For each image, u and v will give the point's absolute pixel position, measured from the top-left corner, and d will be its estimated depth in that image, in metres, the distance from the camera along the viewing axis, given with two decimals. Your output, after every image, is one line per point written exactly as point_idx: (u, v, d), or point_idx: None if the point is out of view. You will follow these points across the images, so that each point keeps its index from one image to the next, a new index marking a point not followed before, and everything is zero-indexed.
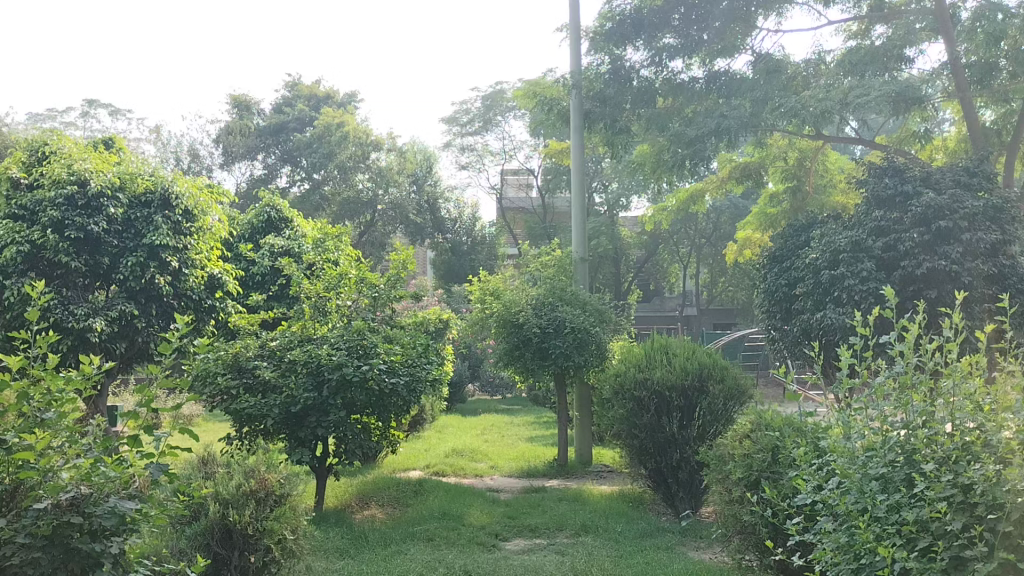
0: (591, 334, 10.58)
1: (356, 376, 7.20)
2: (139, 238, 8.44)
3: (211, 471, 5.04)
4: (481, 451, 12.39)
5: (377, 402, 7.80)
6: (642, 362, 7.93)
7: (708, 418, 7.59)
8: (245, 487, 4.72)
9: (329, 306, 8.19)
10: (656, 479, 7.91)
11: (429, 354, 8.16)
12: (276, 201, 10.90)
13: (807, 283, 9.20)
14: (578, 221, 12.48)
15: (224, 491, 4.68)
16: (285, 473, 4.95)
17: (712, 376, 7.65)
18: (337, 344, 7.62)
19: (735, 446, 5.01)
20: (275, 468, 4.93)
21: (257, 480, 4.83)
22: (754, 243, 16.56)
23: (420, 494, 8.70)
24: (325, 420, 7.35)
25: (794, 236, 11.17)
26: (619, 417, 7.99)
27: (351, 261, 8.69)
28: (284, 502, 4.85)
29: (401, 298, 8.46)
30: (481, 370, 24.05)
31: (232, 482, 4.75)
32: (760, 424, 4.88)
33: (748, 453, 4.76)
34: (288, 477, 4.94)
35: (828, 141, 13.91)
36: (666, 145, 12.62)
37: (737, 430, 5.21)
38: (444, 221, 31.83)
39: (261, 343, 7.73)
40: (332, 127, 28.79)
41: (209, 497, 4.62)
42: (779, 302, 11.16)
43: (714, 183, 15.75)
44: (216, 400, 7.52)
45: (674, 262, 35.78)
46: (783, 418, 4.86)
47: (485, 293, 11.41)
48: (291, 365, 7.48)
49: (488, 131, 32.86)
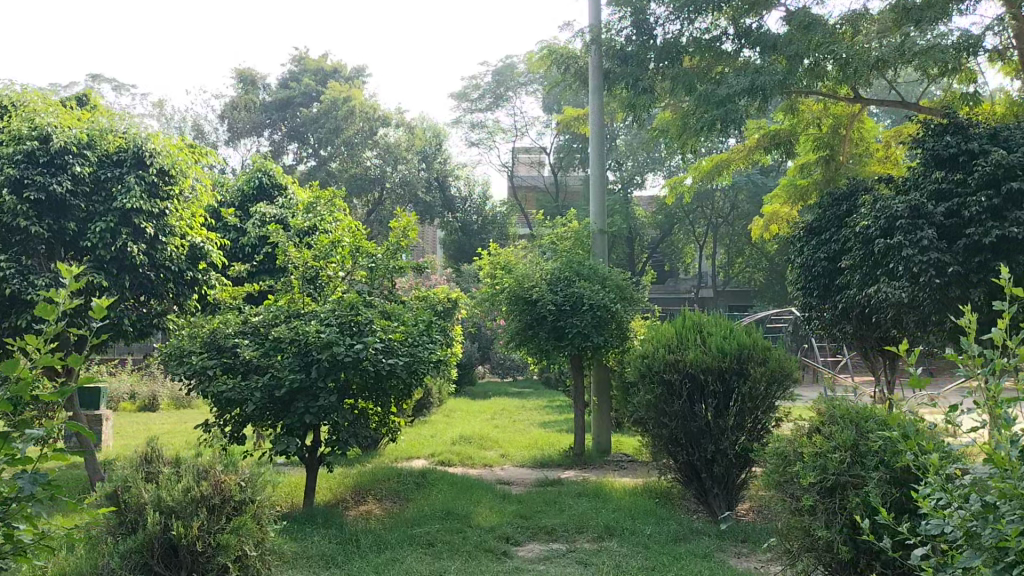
0: (611, 312, 9.68)
1: (349, 357, 6.31)
2: (110, 202, 7.62)
3: (157, 474, 4.29)
4: (490, 438, 11.53)
5: (374, 386, 6.93)
6: (672, 342, 7.00)
7: (749, 405, 6.68)
8: (194, 492, 4.08)
9: (320, 277, 7.30)
10: (688, 472, 7.03)
11: (432, 332, 7.26)
12: (269, 166, 10.04)
13: (856, 253, 8.23)
14: (597, 190, 11.57)
15: (170, 496, 4.07)
16: (244, 475, 4.33)
17: (753, 358, 6.72)
18: (327, 320, 6.72)
19: (800, 443, 4.11)
20: (234, 469, 4.31)
21: (210, 484, 4.19)
22: (782, 217, 15.60)
23: (422, 488, 7.86)
24: (314, 406, 6.47)
25: (835, 205, 10.18)
26: (645, 403, 7.09)
27: (347, 229, 7.79)
28: (244, 511, 4.22)
29: (403, 271, 7.56)
30: (492, 353, 23.20)
31: (180, 486, 4.09)
32: (834, 416, 3.98)
33: (819, 453, 3.87)
34: (249, 479, 4.31)
35: (867, 103, 12.94)
36: (692, 109, 11.61)
37: (801, 422, 4.31)
38: (453, 199, 31.08)
39: (242, 318, 6.87)
40: (339, 102, 27.85)
41: (149, 505, 4.02)
42: (818, 277, 10.21)
43: (741, 154, 14.46)
44: (192, 382, 6.67)
45: (690, 242, 34.82)
46: (862, 410, 3.96)
47: (495, 267, 10.50)
48: (276, 344, 6.60)
49: (498, 107, 31.81)
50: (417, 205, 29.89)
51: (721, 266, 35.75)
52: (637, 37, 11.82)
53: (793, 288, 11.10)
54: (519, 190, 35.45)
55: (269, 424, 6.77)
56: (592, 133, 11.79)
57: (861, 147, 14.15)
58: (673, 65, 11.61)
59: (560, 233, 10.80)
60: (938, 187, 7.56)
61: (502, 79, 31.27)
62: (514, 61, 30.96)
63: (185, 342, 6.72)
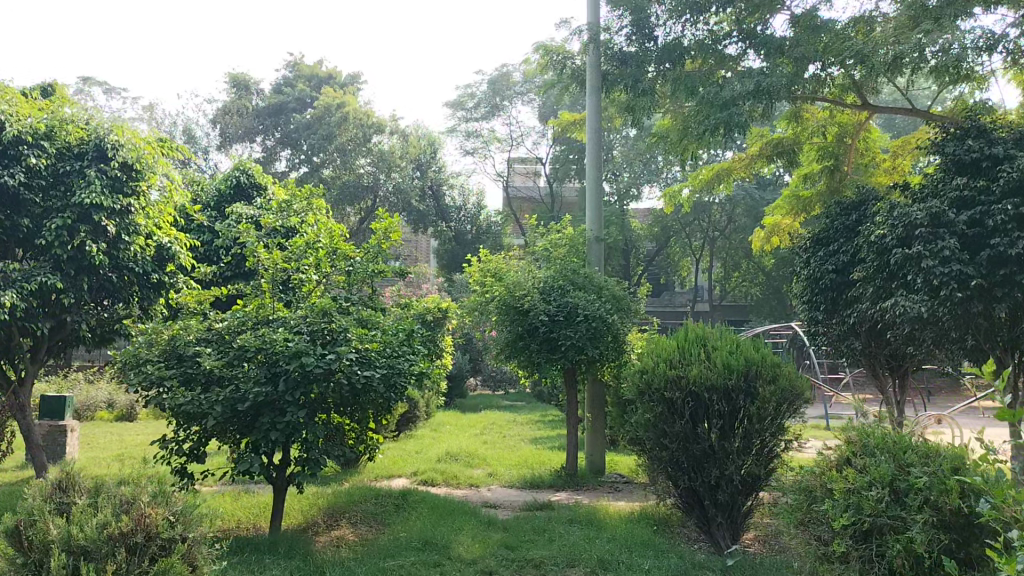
0: (607, 323, 9.13)
1: (320, 369, 5.74)
2: (68, 197, 7.07)
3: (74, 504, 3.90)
4: (478, 455, 10.95)
5: (349, 400, 6.37)
6: (674, 356, 6.45)
7: (757, 427, 6.14)
8: (113, 529, 3.70)
9: (291, 280, 6.72)
10: (689, 498, 6.48)
11: (414, 342, 6.70)
12: (248, 165, 9.50)
13: (869, 264, 7.70)
14: (594, 197, 11.07)
15: (84, 533, 3.66)
16: (174, 509, 4.04)
17: (761, 376, 6.17)
18: (297, 328, 6.16)
19: (827, 475, 3.76)
20: (161, 502, 3.99)
21: (133, 519, 3.82)
22: (783, 230, 15.09)
23: (401, 511, 7.28)
24: (281, 423, 5.89)
25: (843, 214, 9.67)
26: (643, 422, 6.53)
27: (325, 230, 7.23)
28: (171, 550, 3.90)
29: (383, 275, 6.99)
30: (483, 364, 22.60)
31: (97, 520, 3.71)
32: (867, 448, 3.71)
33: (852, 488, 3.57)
34: (178, 514, 4.03)
35: (875, 111, 12.46)
36: (694, 113, 11.10)
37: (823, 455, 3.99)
38: (447, 209, 30.70)
39: (206, 324, 6.32)
40: (333, 108, 27.38)
41: (57, 541, 3.61)
42: (825, 290, 9.69)
43: (743, 162, 14.08)
44: (149, 393, 6.10)
45: (686, 255, 34.36)
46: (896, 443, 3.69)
47: (485, 274, 9.94)
48: (241, 353, 6.03)
49: (494, 116, 31.35)
50: (410, 213, 29.41)
51: (717, 279, 35.30)
52: (637, 36, 11.32)
53: (798, 301, 10.57)
54: (514, 199, 34.96)
55: (233, 440, 6.20)
56: (589, 138, 11.27)
57: (867, 157, 13.67)
58: (676, 66, 11.12)
59: (555, 240, 10.25)
60: (960, 194, 7.04)
61: (498, 88, 30.78)
62: (510, 69, 30.49)
63: (142, 349, 6.15)
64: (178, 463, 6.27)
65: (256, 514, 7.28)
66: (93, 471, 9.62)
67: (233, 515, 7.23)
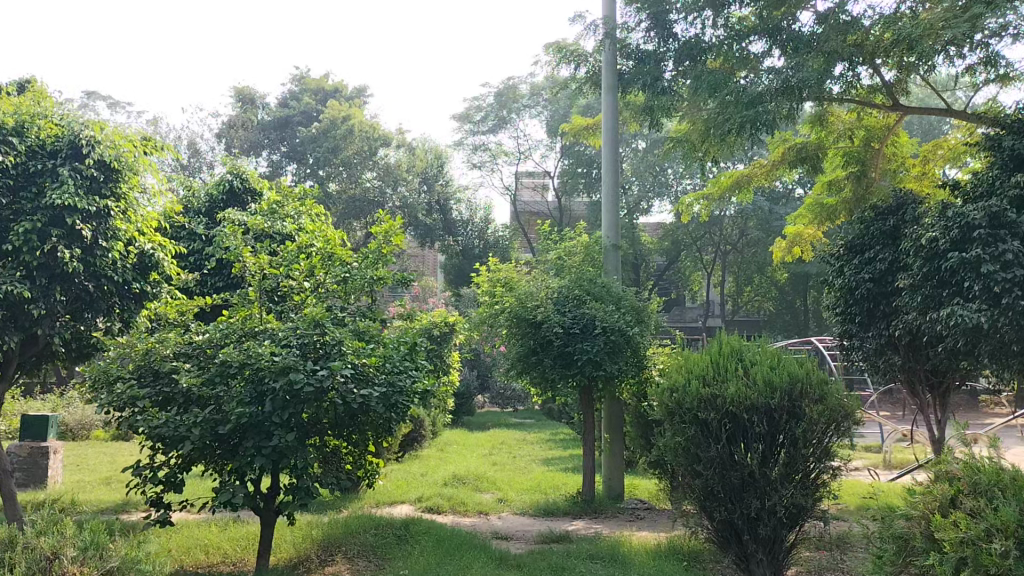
0: (627, 337, 8.45)
1: (310, 388, 5.06)
2: (40, 198, 6.48)
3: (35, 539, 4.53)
4: (488, 478, 10.24)
5: (346, 420, 5.71)
6: (708, 372, 5.78)
7: (803, 452, 5.46)
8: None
9: (281, 287, 6.06)
10: (725, 532, 5.79)
11: (417, 357, 6.03)
12: (241, 168, 8.90)
13: (917, 270, 7.01)
14: (610, 204, 10.44)
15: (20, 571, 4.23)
16: (111, 564, 4.47)
17: (807, 394, 5.49)
18: (286, 341, 5.49)
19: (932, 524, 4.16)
20: (98, 560, 4.46)
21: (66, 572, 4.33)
22: (806, 239, 14.47)
23: (404, 544, 6.60)
24: (266, 449, 5.22)
25: (880, 219, 9.00)
26: (674, 447, 5.84)
27: (319, 234, 6.57)
28: None
29: (384, 283, 6.23)
30: (491, 381, 21.89)
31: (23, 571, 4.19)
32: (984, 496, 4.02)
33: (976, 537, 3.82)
34: (113, 570, 4.47)
35: (906, 113, 11.84)
36: (716, 115, 10.48)
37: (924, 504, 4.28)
38: (455, 223, 29.79)
39: (185, 337, 5.67)
40: (339, 121, 26.92)
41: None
42: (862, 300, 9.03)
43: (764, 168, 13.33)
44: (121, 415, 5.46)
45: (698, 269, 33.65)
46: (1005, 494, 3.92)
47: (495, 284, 9.31)
48: (223, 369, 5.37)
49: (501, 129, 30.82)
50: (417, 227, 28.82)
51: (729, 294, 34.60)
52: (656, 32, 10.71)
53: (830, 312, 9.89)
54: (522, 213, 34.36)
55: (215, 467, 5.56)
56: (606, 142, 10.62)
57: (896, 163, 12.99)
58: (696, 64, 10.51)
59: (570, 248, 9.62)
60: (1021, 192, 6.39)
61: (504, 101, 30.21)
62: (517, 81, 29.94)
63: (113, 365, 5.52)
64: (153, 492, 5.63)
65: (244, 546, 6.67)
66: (75, 497, 8.96)
67: (218, 548, 6.60)
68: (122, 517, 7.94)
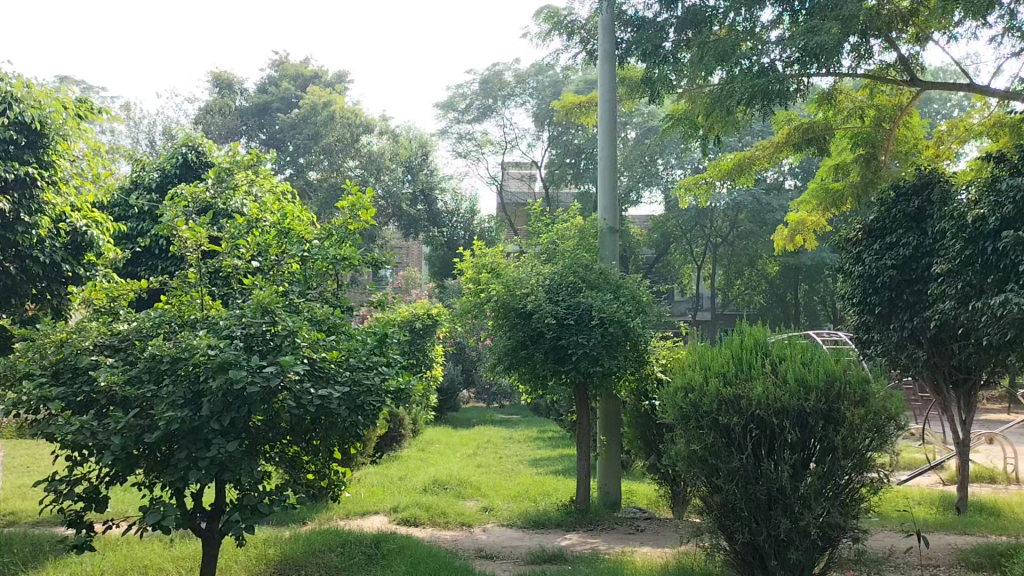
0: (626, 329, 7.61)
1: (255, 388, 4.17)
2: None
3: None
4: (471, 483, 9.38)
5: (302, 425, 4.81)
6: (729, 370, 4.94)
7: (842, 464, 4.62)
8: None
9: (227, 267, 5.16)
10: (748, 556, 4.94)
11: (388, 351, 5.15)
12: (197, 139, 8.00)
13: (962, 253, 6.17)
14: (606, 185, 9.59)
15: None
16: None
17: (846, 395, 4.65)
18: (229, 331, 4.60)
19: None
20: None
21: None
22: (808, 227, 13.78)
23: (373, 565, 5.73)
24: (200, 462, 4.30)
25: (903, 200, 8.18)
26: (687, 456, 4.99)
27: (276, 208, 5.66)
28: None
29: (350, 265, 5.34)
30: (477, 377, 21.01)
31: None
32: None
33: None
34: None
35: (925, 89, 11.00)
36: (722, 89, 9.63)
37: None
38: (440, 213, 28.85)
39: (108, 326, 4.77)
40: (318, 107, 25.84)
41: None
42: (886, 289, 8.22)
43: (767, 149, 12.43)
44: (28, 418, 4.54)
45: (688, 263, 32.86)
46: None
47: (480, 271, 8.39)
48: (153, 366, 4.47)
49: (487, 117, 29.83)
50: (399, 218, 27.81)
51: (718, 287, 33.83)
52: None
53: (845, 303, 9.07)
54: (508, 204, 33.46)
55: (145, 480, 4.67)
56: (602, 119, 9.75)
57: (907, 145, 12.15)
58: (700, 33, 9.66)
59: (564, 231, 8.77)
60: None
61: (490, 88, 29.20)
62: (502, 68, 28.95)
63: (21, 360, 4.61)
64: (72, 511, 4.73)
65: (189, 568, 5.77)
66: (10, 507, 8.02)
67: (159, 571, 5.70)
68: (56, 531, 7.03)
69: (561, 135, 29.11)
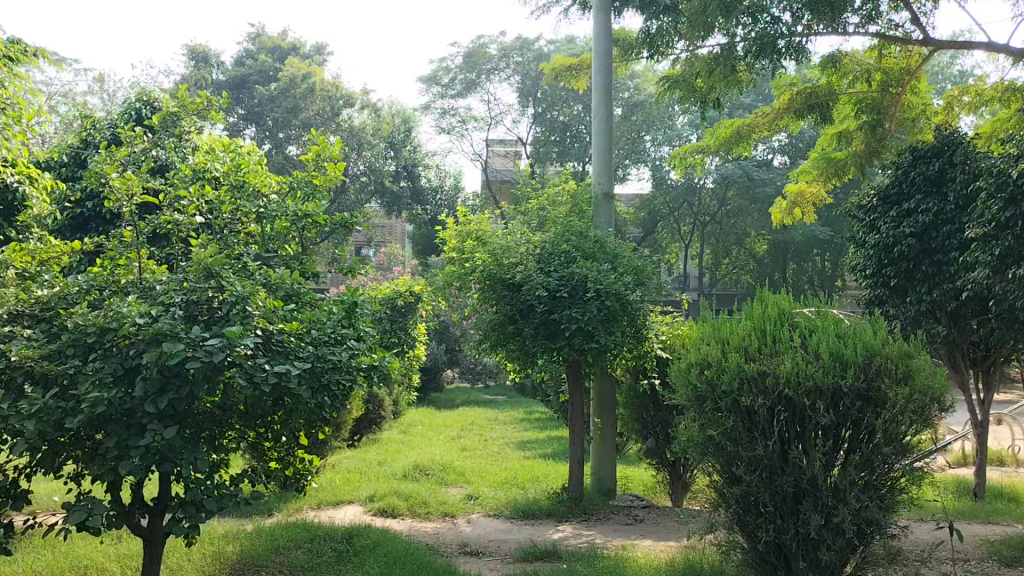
0: (624, 302, 6.95)
1: (196, 364, 3.48)
2: None
3: None
4: (455, 468, 8.75)
5: (258, 408, 4.15)
6: (750, 343, 4.30)
7: (882, 451, 4.02)
8: None
9: (170, 225, 4.46)
10: (771, 556, 4.34)
11: (357, 322, 4.47)
12: (151, 92, 7.23)
13: (1001, 216, 5.54)
14: (600, 150, 8.88)
15: None
16: None
17: (887, 373, 4.03)
18: (170, 298, 3.91)
19: None
20: None
21: None
22: (807, 198, 13.18)
23: (343, 564, 5.09)
24: (132, 451, 3.59)
25: (922, 162, 7.57)
26: (703, 441, 4.35)
27: (231, 159, 4.95)
28: None
29: (315, 223, 4.66)
30: (461, 357, 20.37)
31: None
32: None
33: None
34: None
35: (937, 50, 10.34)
36: (726, 46, 8.92)
37: None
38: (424, 191, 28.09)
39: (29, 292, 4.04)
40: (296, 79, 24.77)
41: None
42: (903, 259, 7.61)
43: (767, 119, 11.65)
44: None
45: (676, 241, 32.31)
46: None
47: (464, 240, 7.70)
48: (77, 337, 3.77)
49: (470, 91, 28.96)
50: (382, 194, 27.03)
51: (706, 266, 33.28)
52: None
53: (855, 275, 8.45)
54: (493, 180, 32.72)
55: (73, 472, 3.98)
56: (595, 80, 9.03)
57: (914, 111, 11.53)
58: None
59: (554, 198, 8.09)
60: None
61: (474, 62, 28.31)
62: (487, 40, 28.04)
63: None
64: None
65: (136, 567, 5.10)
66: None
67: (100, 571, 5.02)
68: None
69: (547, 111, 28.35)
